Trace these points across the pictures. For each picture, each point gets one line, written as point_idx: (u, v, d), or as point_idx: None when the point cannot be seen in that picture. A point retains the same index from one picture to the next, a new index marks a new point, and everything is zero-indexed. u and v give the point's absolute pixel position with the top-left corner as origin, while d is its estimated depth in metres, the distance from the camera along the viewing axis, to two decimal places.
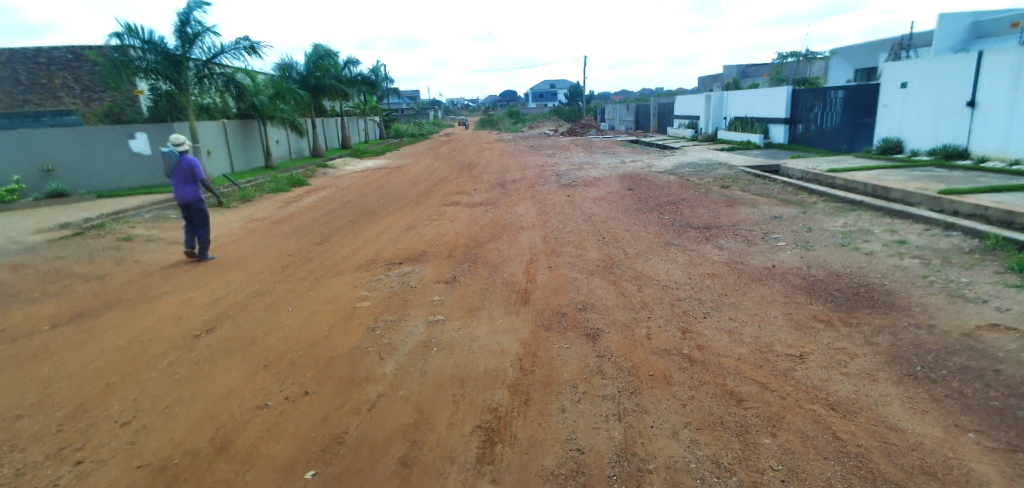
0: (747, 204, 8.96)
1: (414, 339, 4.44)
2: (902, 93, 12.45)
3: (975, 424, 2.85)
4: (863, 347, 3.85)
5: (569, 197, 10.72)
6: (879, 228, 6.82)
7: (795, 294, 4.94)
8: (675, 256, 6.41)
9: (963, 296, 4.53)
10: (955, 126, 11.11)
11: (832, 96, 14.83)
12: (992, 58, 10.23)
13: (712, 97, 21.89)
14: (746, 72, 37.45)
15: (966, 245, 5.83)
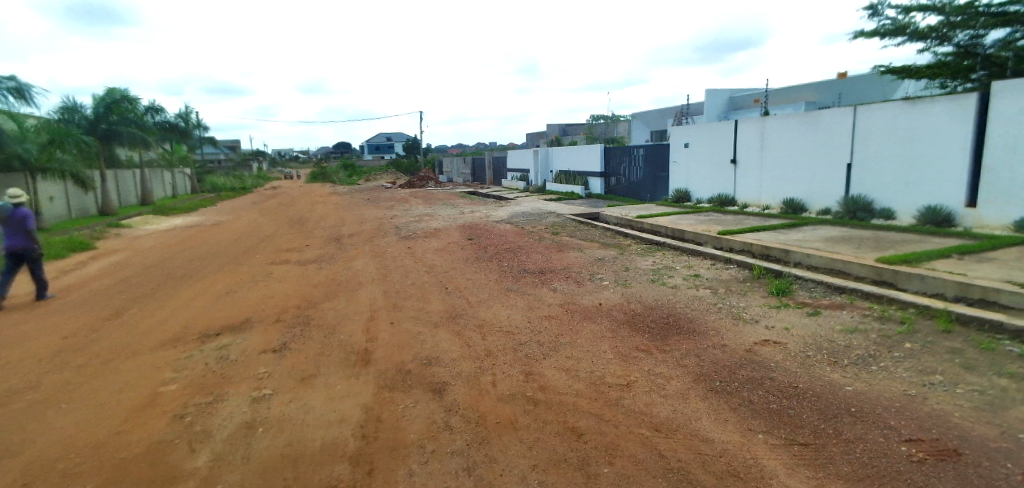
0: (575, 248, 9.84)
1: (236, 420, 3.87)
2: (685, 151, 15.09)
3: (762, 426, 3.40)
4: (675, 369, 4.40)
5: (410, 249, 10.62)
6: (679, 265, 8.00)
7: (619, 329, 5.47)
8: (515, 301, 6.69)
9: (742, 318, 5.48)
10: (724, 178, 13.72)
11: (635, 154, 17.35)
12: (743, 126, 12.99)
13: (539, 153, 23.95)
14: (566, 131, 41.91)
15: (739, 275, 7.14)
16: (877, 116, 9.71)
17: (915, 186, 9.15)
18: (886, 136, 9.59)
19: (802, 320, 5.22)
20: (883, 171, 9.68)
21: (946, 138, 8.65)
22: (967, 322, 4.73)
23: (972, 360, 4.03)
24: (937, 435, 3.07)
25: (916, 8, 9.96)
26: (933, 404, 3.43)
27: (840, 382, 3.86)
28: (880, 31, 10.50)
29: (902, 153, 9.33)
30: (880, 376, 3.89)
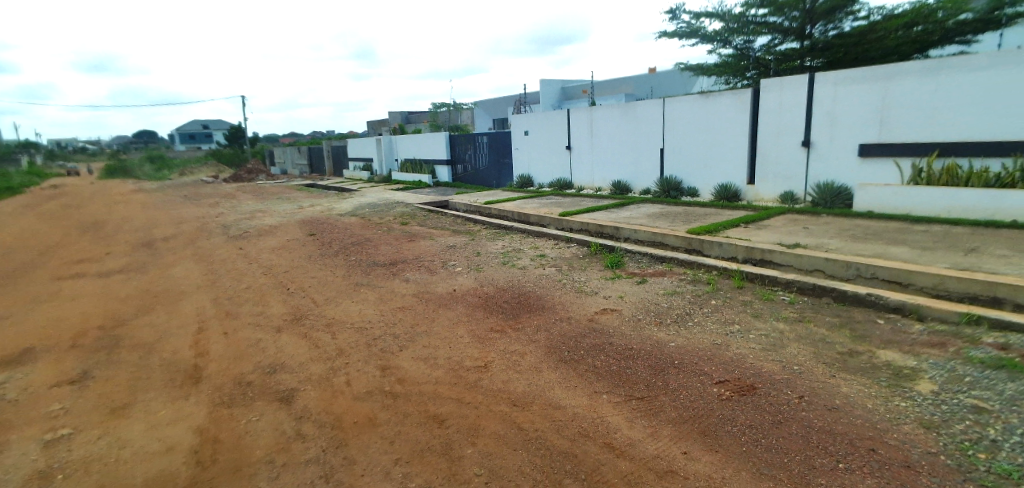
0: (426, 237, 9.76)
1: (18, 474, 3.10)
2: (525, 139, 15.84)
3: (605, 387, 3.76)
4: (529, 345, 4.63)
5: (242, 250, 9.53)
6: (526, 247, 8.42)
7: (474, 313, 5.58)
8: (366, 296, 6.41)
9: (584, 291, 5.97)
10: (561, 164, 14.74)
11: (479, 141, 17.82)
12: (575, 114, 14.04)
13: (382, 141, 23.15)
14: (409, 118, 41.17)
15: (579, 252, 7.77)
16: (681, 107, 11.24)
17: (712, 167, 10.83)
18: (688, 125, 11.16)
19: (633, 288, 5.86)
20: (688, 156, 11.27)
21: (732, 127, 10.36)
22: (753, 278, 5.77)
23: (758, 309, 4.94)
24: (738, 374, 3.71)
25: (705, 14, 11.68)
26: (733, 349, 4.13)
27: (665, 339, 4.43)
28: (680, 33, 12.12)
29: (701, 140, 10.96)
30: (695, 330, 4.56)
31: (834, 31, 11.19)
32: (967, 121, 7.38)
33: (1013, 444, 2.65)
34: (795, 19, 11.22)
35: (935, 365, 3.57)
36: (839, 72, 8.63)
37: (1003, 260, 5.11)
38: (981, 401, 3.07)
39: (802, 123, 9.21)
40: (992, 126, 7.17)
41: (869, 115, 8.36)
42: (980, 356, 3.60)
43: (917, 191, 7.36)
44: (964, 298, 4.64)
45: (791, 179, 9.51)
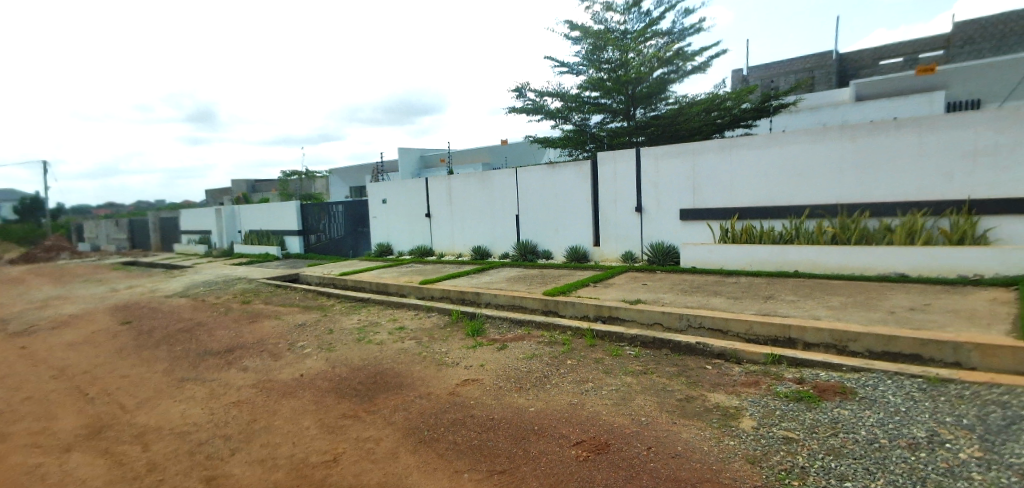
0: (271, 317, 8.86)
1: None
2: (384, 207, 15.62)
3: (466, 464, 3.59)
4: (384, 429, 4.30)
5: (24, 349, 7.70)
6: (384, 319, 8.06)
7: (324, 399, 5.06)
8: (192, 392, 5.50)
9: (444, 362, 5.81)
10: (421, 231, 14.72)
11: (334, 210, 17.18)
12: (432, 183, 14.28)
13: (222, 211, 21.13)
14: (257, 186, 38.40)
15: (440, 321, 7.63)
16: (530, 177, 12.06)
17: (562, 231, 11.64)
18: (538, 193, 11.96)
19: (493, 355, 5.84)
20: (540, 221, 12.01)
21: (576, 195, 11.34)
22: (602, 335, 6.14)
23: (609, 365, 5.23)
24: (593, 433, 3.79)
25: (547, 94, 12.94)
26: (587, 407, 4.27)
27: (524, 405, 4.42)
28: (527, 108, 13.24)
29: (550, 207, 11.78)
30: (553, 392, 4.64)
31: (653, 112, 13.17)
32: (755, 190, 8.97)
33: (817, 468, 3.02)
34: (622, 102, 12.94)
35: (753, 403, 4.04)
36: (658, 148, 10.03)
37: (792, 304, 6.12)
38: (789, 432, 3.50)
39: (633, 191, 10.42)
40: (772, 194, 8.80)
41: (684, 185, 9.75)
42: (785, 391, 4.17)
43: (726, 248, 8.65)
44: (768, 340, 5.42)
45: (629, 240, 10.58)
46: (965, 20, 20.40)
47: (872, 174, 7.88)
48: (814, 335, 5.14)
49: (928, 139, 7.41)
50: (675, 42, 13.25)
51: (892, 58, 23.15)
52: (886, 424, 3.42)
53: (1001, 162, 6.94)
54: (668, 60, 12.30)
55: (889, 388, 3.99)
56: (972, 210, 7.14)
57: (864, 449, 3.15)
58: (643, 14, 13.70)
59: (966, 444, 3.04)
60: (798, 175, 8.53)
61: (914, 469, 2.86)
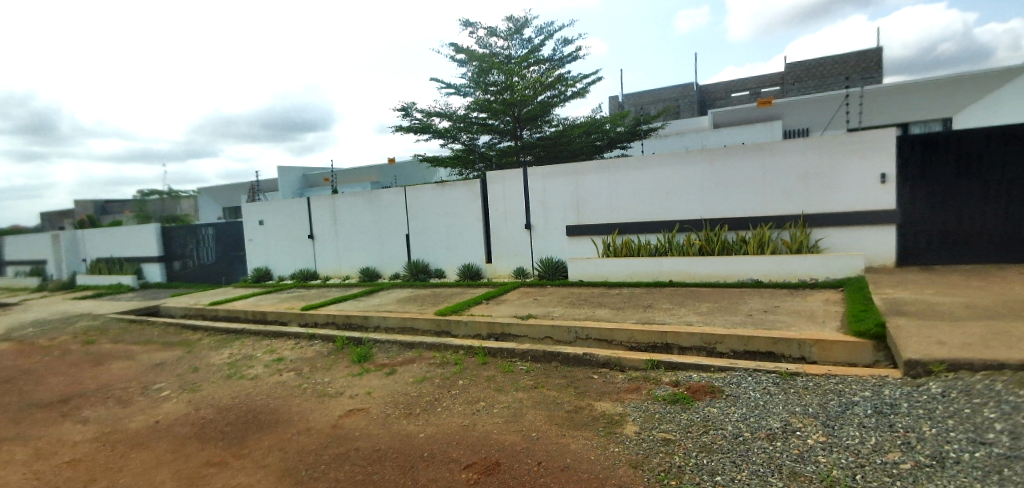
0: (120, 357, 7.70)
1: None
2: (262, 229, 14.46)
3: None
4: (255, 473, 3.86)
5: None
6: (260, 352, 7.37)
7: (184, 447, 4.44)
8: (7, 455, 4.54)
9: (327, 393, 5.41)
10: (304, 254, 13.81)
11: (202, 233, 15.55)
12: (315, 203, 13.48)
13: (60, 237, 18.18)
14: (107, 208, 33.70)
15: (323, 349, 7.14)
16: (420, 196, 11.87)
17: (454, 250, 11.58)
18: (429, 212, 11.81)
19: (381, 381, 5.56)
20: (431, 240, 11.85)
21: (467, 213, 11.36)
22: (494, 353, 6.13)
23: (500, 382, 5.22)
24: (484, 453, 3.71)
25: (435, 114, 12.91)
26: (479, 427, 4.19)
27: (413, 432, 4.24)
28: (414, 128, 13.10)
29: (442, 226, 11.67)
30: (443, 415, 4.51)
31: (539, 134, 13.71)
32: (632, 207, 9.63)
33: (692, 465, 3.22)
34: (508, 123, 13.29)
35: (635, 408, 4.24)
36: (544, 167, 10.40)
37: (668, 312, 6.61)
38: (667, 433, 3.70)
39: (522, 209, 10.69)
40: (647, 210, 9.51)
41: (569, 202, 10.20)
42: (662, 394, 4.44)
43: (609, 261, 9.15)
44: (648, 347, 5.77)
45: (520, 257, 10.80)
46: (793, 62, 24.00)
47: (728, 192, 8.84)
48: (686, 339, 5.56)
49: (771, 161, 8.48)
50: (555, 68, 14.00)
51: (740, 91, 26.47)
52: (748, 418, 3.76)
53: (826, 181, 8.15)
54: (549, 85, 12.93)
55: (749, 384, 4.42)
56: (807, 222, 8.27)
57: (731, 443, 3.42)
58: (525, 41, 14.34)
59: (811, 431, 3.43)
60: (668, 193, 9.32)
61: (772, 458, 3.16)
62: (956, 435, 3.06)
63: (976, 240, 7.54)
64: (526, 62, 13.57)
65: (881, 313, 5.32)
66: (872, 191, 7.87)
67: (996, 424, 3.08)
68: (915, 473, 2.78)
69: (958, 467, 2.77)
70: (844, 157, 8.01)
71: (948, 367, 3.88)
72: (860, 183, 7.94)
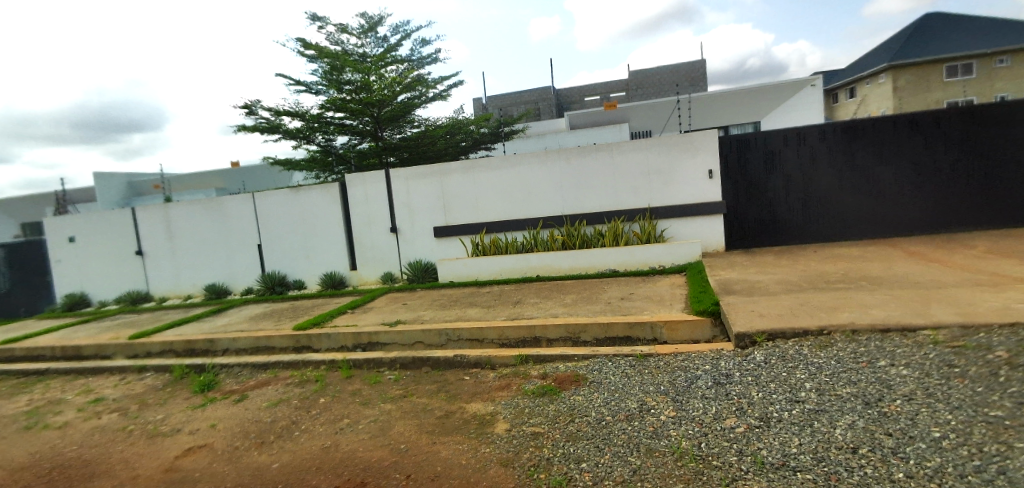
0: None
1: None
2: (73, 247, 12.17)
3: None
4: None
5: None
6: (72, 393, 6.15)
7: None
8: None
9: (160, 433, 4.66)
10: (131, 273, 11.89)
11: None
12: (142, 214, 11.66)
13: None
14: None
15: (157, 382, 6.17)
16: (272, 202, 10.86)
17: (315, 259, 10.80)
18: (284, 219, 10.85)
19: (229, 411, 4.94)
20: (288, 249, 10.92)
21: (328, 218, 10.65)
22: (360, 365, 5.80)
23: (366, 395, 4.94)
24: (348, 475, 3.44)
25: (284, 113, 11.91)
26: (343, 447, 3.90)
27: (267, 462, 3.81)
28: (261, 126, 11.95)
29: (301, 233, 10.81)
30: (302, 440, 4.12)
31: (401, 135, 13.36)
32: (497, 206, 9.80)
33: (559, 456, 3.30)
34: (368, 123, 12.72)
35: (505, 405, 4.28)
36: (408, 169, 10.13)
37: (536, 306, 6.81)
38: (537, 427, 3.78)
39: (388, 212, 10.31)
40: (512, 209, 9.75)
41: (436, 204, 10.06)
42: (531, 388, 4.53)
43: (478, 261, 9.22)
44: (518, 342, 5.89)
45: (387, 262, 10.42)
46: (636, 69, 26.41)
47: (585, 189, 9.41)
48: (553, 331, 5.77)
49: (620, 160, 9.19)
50: (414, 69, 13.80)
51: (592, 96, 28.49)
52: (609, 402, 3.98)
53: (666, 178, 9.05)
54: (409, 85, 12.69)
55: (609, 369, 4.70)
56: (653, 215, 9.10)
57: (595, 428, 3.59)
58: (381, 39, 13.89)
59: (663, 407, 3.74)
60: (531, 192, 9.64)
61: (630, 438, 3.37)
62: (777, 396, 3.55)
63: (781, 224, 8.94)
64: (383, 62, 13.17)
65: (715, 293, 6.03)
66: (703, 185, 8.91)
67: (805, 383, 3.65)
68: (748, 435, 3.16)
69: (779, 424, 3.21)
70: (680, 155, 8.96)
71: (767, 336, 4.50)
72: (693, 179, 8.94)
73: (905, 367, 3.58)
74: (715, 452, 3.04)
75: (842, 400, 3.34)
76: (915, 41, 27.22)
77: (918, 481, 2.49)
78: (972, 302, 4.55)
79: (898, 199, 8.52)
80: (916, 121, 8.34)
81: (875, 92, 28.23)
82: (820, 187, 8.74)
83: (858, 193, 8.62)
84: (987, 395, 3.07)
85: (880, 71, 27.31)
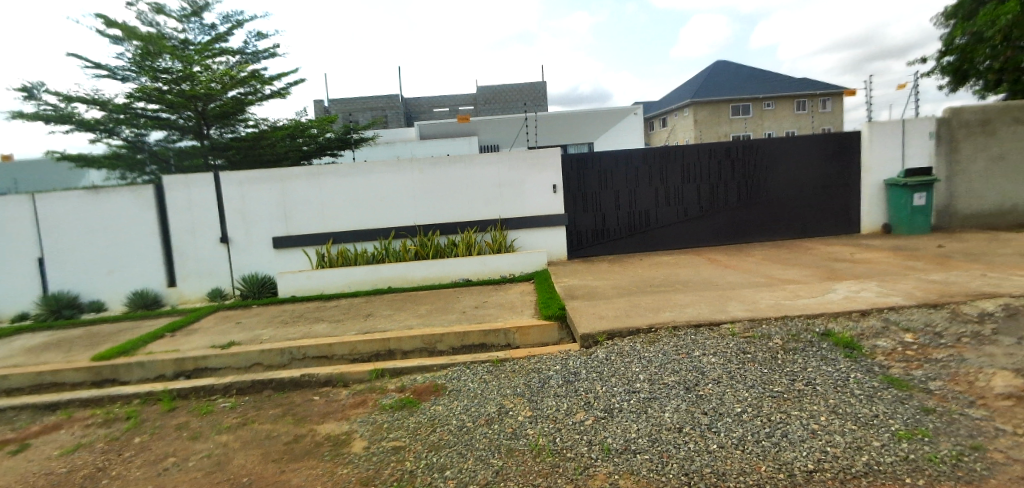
0: None
1: None
2: None
3: None
4: None
5: None
6: None
7: None
8: None
9: None
10: None
11: None
12: None
13: None
14: None
15: None
16: (59, 205, 8.93)
17: (119, 274, 9.12)
18: (76, 227, 8.99)
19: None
20: (81, 263, 9.05)
21: (138, 226, 9.09)
22: (186, 394, 5.07)
23: (196, 428, 4.33)
24: None
25: (78, 100, 9.90)
26: None
27: None
28: (43, 114, 9.75)
29: (100, 243, 9.06)
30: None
31: (231, 133, 11.98)
32: (346, 215, 9.36)
33: (422, 467, 3.29)
34: (190, 119, 11.14)
35: (362, 423, 4.11)
36: (241, 172, 9.15)
37: (389, 319, 6.64)
38: (397, 441, 3.70)
39: (217, 220, 9.18)
40: (362, 218, 9.39)
41: (276, 212, 9.25)
42: (389, 402, 4.42)
43: (324, 273, 8.67)
44: (372, 356, 5.69)
45: (215, 276, 9.24)
46: (483, 85, 27.41)
47: (438, 200, 9.47)
48: (409, 343, 5.70)
49: (472, 172, 9.46)
50: (248, 63, 12.54)
51: (441, 107, 28.78)
52: (469, 408, 4.08)
53: (515, 191, 9.56)
54: (243, 80, 11.41)
55: (468, 377, 4.80)
56: (503, 225, 9.51)
57: (456, 436, 3.64)
58: (207, 26, 12.39)
59: (519, 408, 3.95)
60: (383, 201, 9.40)
61: (491, 440, 3.49)
62: (617, 389, 3.99)
63: (612, 233, 10.03)
64: (209, 52, 11.74)
65: (560, 299, 6.53)
66: (548, 199, 9.60)
67: (639, 375, 4.16)
68: (596, 425, 3.50)
69: (621, 413, 3.61)
70: (527, 170, 9.54)
71: (607, 336, 5.02)
72: (539, 192, 9.58)
73: (713, 355, 4.31)
74: (569, 445, 3.31)
75: (668, 387, 3.89)
76: (709, 83, 32.71)
77: (728, 450, 3.03)
78: (755, 300, 5.64)
79: (700, 214, 10.13)
80: (712, 150, 10.05)
81: (681, 122, 33.20)
82: (643, 202, 10.01)
83: (671, 208, 10.07)
84: (770, 375, 3.90)
85: (685, 105, 32.15)
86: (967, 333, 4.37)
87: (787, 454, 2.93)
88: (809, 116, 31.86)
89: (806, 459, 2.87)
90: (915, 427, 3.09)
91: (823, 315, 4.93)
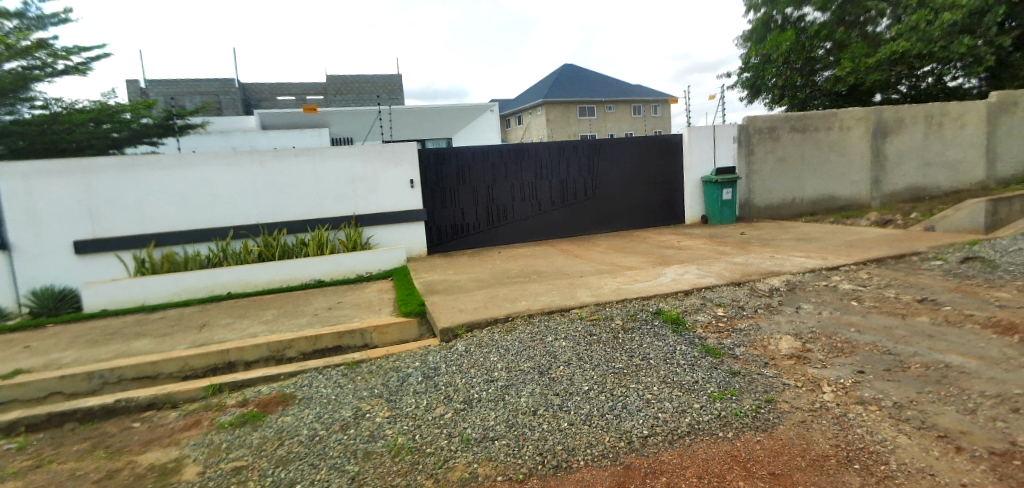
0: None
1: None
2: None
3: None
4: None
5: None
6: None
7: None
8: None
9: None
10: None
11: None
12: None
13: None
14: None
15: None
16: None
17: None
18: None
19: None
20: None
21: None
22: None
23: None
24: None
25: None
26: None
27: None
28: None
29: None
30: None
31: (9, 115, 9.68)
32: (170, 213, 8.19)
33: (269, 485, 3.03)
34: None
35: (195, 446, 3.65)
36: (26, 163, 7.50)
37: (229, 327, 5.98)
38: (239, 461, 3.35)
39: None
40: (192, 216, 8.30)
41: (76, 210, 7.75)
42: (228, 420, 3.99)
43: (145, 280, 7.49)
44: (208, 371, 5.08)
45: None
46: (333, 74, 25.90)
47: (284, 195, 8.75)
48: (252, 352, 5.19)
49: (323, 166, 8.90)
50: (31, 30, 10.30)
51: (284, 95, 26.54)
52: (321, 415, 3.85)
53: (370, 186, 9.20)
54: (24, 51, 9.44)
55: (320, 382, 4.53)
56: (359, 222, 9.11)
57: (307, 446, 3.42)
58: None
59: (377, 409, 3.84)
60: (217, 197, 8.41)
61: (346, 446, 3.35)
62: (476, 380, 4.08)
63: (470, 229, 10.20)
64: None
65: (420, 295, 6.47)
66: (406, 194, 9.41)
67: (497, 364, 4.30)
68: (455, 418, 3.55)
69: (479, 403, 3.71)
70: (383, 164, 9.24)
71: (467, 328, 5.11)
72: (396, 187, 9.35)
73: (563, 339, 4.63)
74: (428, 440, 3.31)
75: (524, 373, 4.08)
76: (558, 85, 34.78)
77: (577, 426, 3.28)
78: (600, 286, 6.18)
79: (552, 208, 10.77)
80: (561, 148, 10.75)
81: (534, 121, 34.85)
82: (499, 198, 10.33)
83: (526, 203, 10.55)
84: (612, 354, 4.31)
85: (537, 105, 33.79)
86: (761, 305, 5.29)
87: (626, 424, 3.27)
88: (643, 119, 35.56)
89: (641, 426, 3.24)
90: (726, 387, 3.66)
91: (654, 296, 5.57)
